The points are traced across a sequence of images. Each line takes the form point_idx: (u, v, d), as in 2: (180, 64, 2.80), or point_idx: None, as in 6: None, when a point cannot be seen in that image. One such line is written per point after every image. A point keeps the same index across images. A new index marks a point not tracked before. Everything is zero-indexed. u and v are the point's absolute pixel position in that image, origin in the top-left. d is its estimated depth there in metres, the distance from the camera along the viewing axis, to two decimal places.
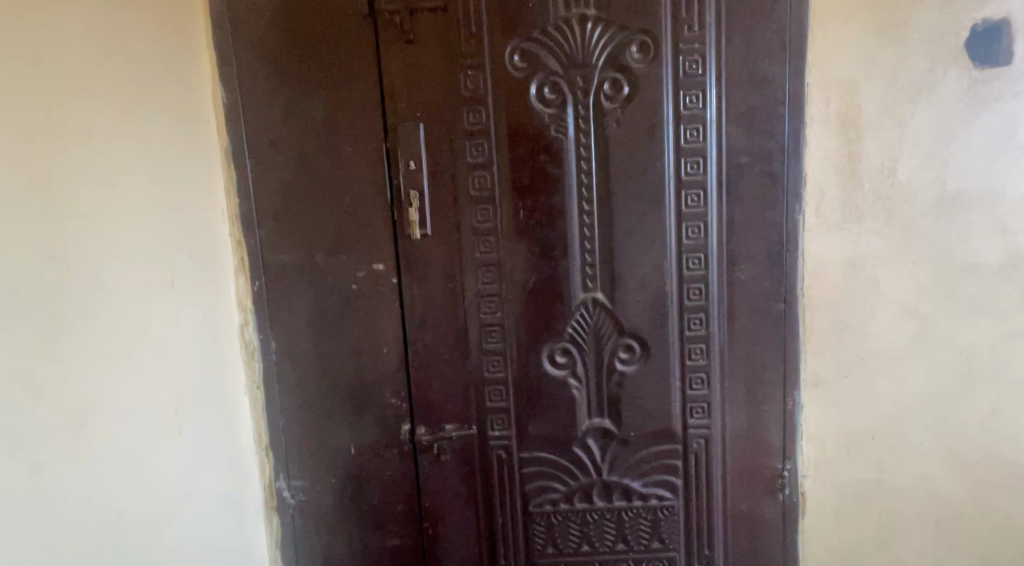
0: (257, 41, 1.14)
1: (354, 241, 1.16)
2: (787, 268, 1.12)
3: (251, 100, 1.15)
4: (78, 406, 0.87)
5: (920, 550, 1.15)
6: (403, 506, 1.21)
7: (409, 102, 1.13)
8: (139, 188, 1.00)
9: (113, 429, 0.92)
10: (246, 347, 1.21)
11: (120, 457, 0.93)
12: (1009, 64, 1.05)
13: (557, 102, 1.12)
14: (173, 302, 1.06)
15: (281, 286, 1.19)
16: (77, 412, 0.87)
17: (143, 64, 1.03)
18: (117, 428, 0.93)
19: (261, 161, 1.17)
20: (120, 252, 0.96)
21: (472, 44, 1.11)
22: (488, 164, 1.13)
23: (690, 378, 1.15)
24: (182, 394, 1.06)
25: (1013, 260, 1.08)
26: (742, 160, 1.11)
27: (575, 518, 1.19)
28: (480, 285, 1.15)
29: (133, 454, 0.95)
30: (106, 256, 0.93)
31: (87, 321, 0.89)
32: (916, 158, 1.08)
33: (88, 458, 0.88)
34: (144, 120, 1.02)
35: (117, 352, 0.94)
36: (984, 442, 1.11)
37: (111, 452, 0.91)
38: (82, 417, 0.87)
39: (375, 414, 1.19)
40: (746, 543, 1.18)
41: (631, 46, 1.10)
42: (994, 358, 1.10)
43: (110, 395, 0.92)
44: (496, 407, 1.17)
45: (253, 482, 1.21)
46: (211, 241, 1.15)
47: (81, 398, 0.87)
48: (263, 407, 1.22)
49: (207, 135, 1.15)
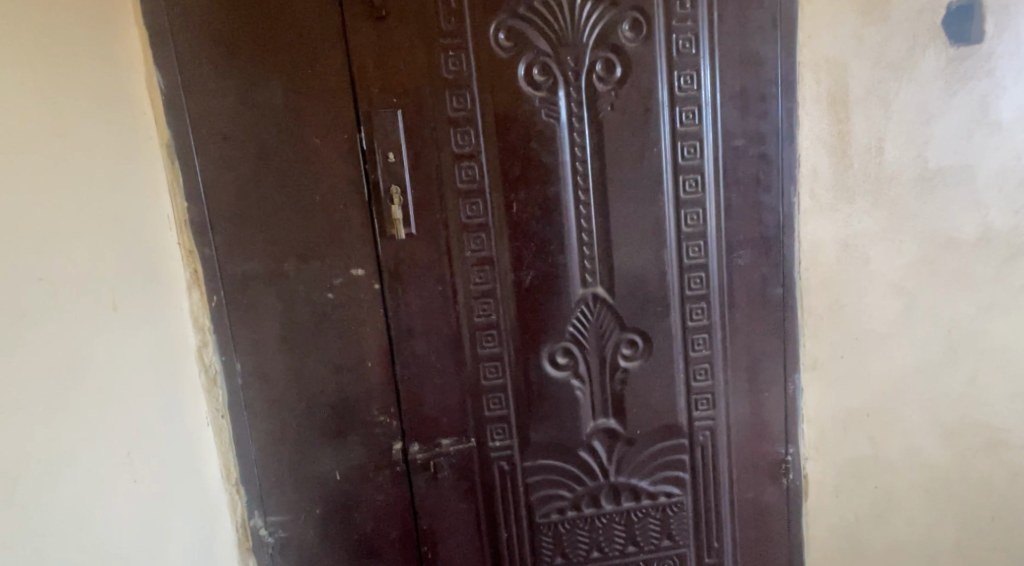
0: (198, 18, 0.99)
1: (327, 246, 1.04)
2: (785, 252, 1.10)
3: (196, 88, 1.00)
4: (10, 468, 0.69)
5: (912, 519, 1.18)
6: (398, 532, 1.12)
7: (384, 87, 1.01)
8: (67, 197, 0.83)
9: (56, 488, 0.76)
10: (207, 372, 1.07)
11: (71, 526, 0.77)
12: (981, 42, 1.07)
13: (548, 84, 1.04)
14: (116, 328, 0.90)
15: (244, 299, 1.05)
16: (9, 475, 0.69)
17: (58, 48, 0.84)
18: (60, 487, 0.76)
19: (211, 159, 1.02)
20: (44, 273, 0.78)
21: (452, 21, 1.01)
22: (475, 154, 1.04)
23: (693, 370, 1.11)
24: (135, 437, 0.91)
25: (987, 234, 1.11)
26: (737, 143, 1.07)
27: (583, 525, 1.15)
28: (471, 286, 1.07)
29: (81, 514, 0.79)
30: (30, 278, 0.75)
31: (10, 361, 0.71)
32: (900, 136, 1.09)
33: (30, 528, 0.71)
34: (66, 111, 0.85)
35: (58, 401, 0.78)
36: (965, 409, 1.15)
37: (53, 518, 0.74)
38: (14, 481, 0.70)
39: (361, 435, 1.09)
40: (753, 530, 1.17)
41: (623, 23, 1.04)
42: (972, 329, 1.13)
43: (49, 448, 0.75)
44: (496, 416, 1.10)
45: (226, 523, 1.08)
46: (159, 253, 1.00)
47: (13, 457, 0.70)
48: (231, 438, 1.09)
49: (142, 130, 0.99)
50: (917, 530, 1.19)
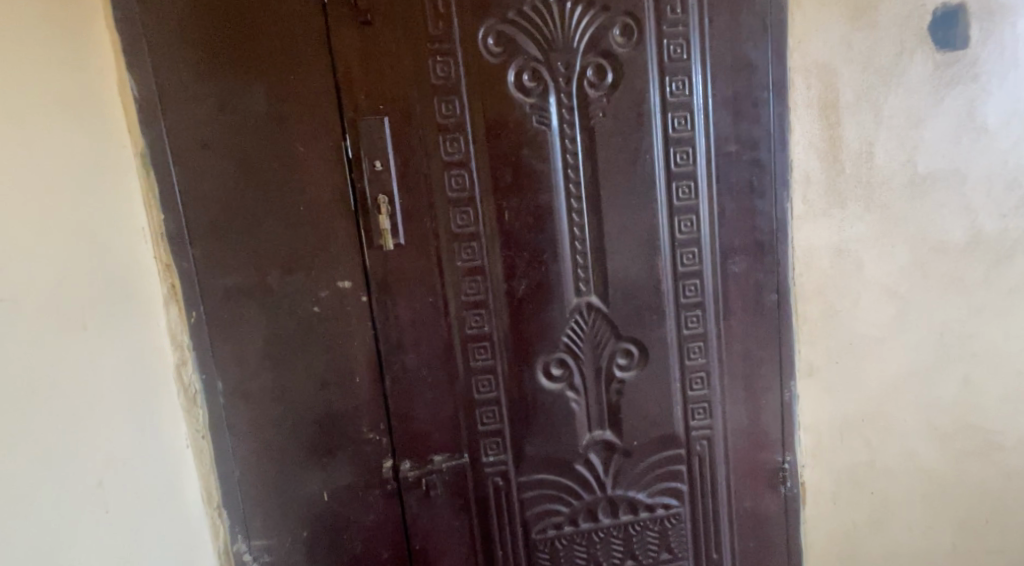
0: (174, 23, 0.94)
1: (312, 258, 1.01)
2: (779, 258, 1.09)
3: (172, 95, 0.96)
4: None
5: (908, 525, 1.18)
6: (390, 553, 1.08)
7: (370, 93, 0.98)
8: (31, 212, 0.78)
9: (23, 523, 0.71)
10: (186, 391, 1.02)
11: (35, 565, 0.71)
12: (966, 47, 1.06)
13: (538, 90, 1.02)
14: (87, 348, 0.85)
15: (225, 314, 1.01)
16: None
17: (21, 55, 0.79)
18: (27, 521, 0.71)
19: (189, 168, 0.98)
20: (8, 292, 0.73)
21: (440, 26, 0.98)
22: (465, 162, 1.01)
23: (689, 379, 1.10)
24: (108, 465, 0.86)
25: (977, 237, 1.11)
26: (730, 148, 1.06)
27: (581, 540, 1.12)
28: (463, 297, 1.04)
29: (48, 549, 0.73)
30: None
31: None
32: (890, 141, 1.08)
33: None
34: (33, 121, 0.80)
35: (23, 429, 0.73)
36: (958, 412, 1.15)
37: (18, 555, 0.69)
38: None
39: (349, 454, 1.05)
40: (752, 541, 1.15)
41: (614, 28, 1.02)
42: (963, 332, 1.13)
43: (14, 480, 0.70)
44: (490, 430, 1.07)
45: (208, 549, 1.03)
46: (133, 268, 0.95)
47: None
48: (212, 459, 1.04)
49: (115, 138, 0.95)
50: (914, 536, 1.18)
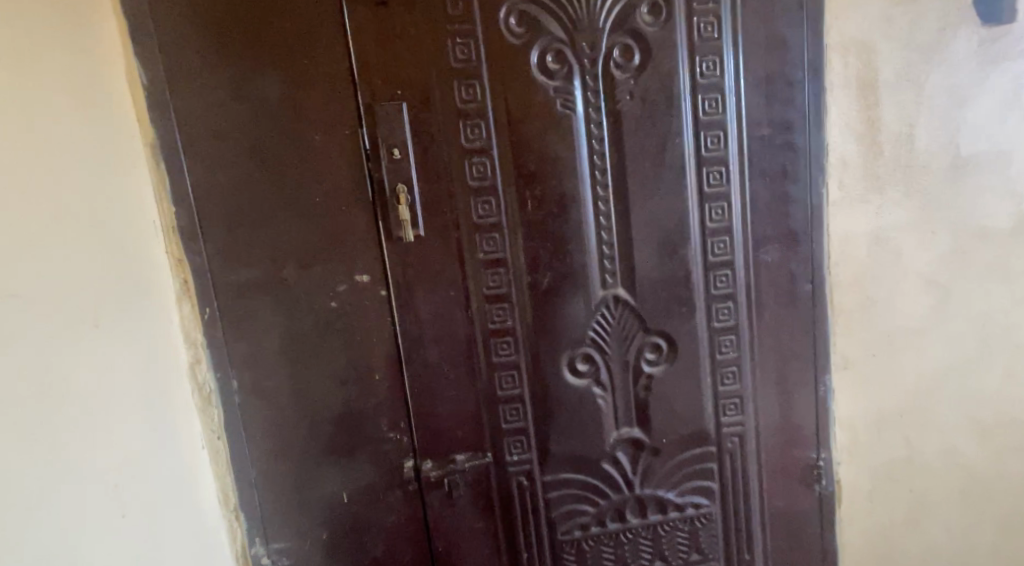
0: (181, 5, 0.90)
1: (329, 252, 0.97)
2: (815, 247, 1.04)
3: (181, 82, 0.91)
4: None
5: (947, 522, 1.13)
6: (412, 554, 1.05)
7: (387, 78, 0.94)
8: (40, 205, 0.74)
9: (38, 533, 0.67)
10: (200, 391, 0.99)
11: None
12: (1013, 22, 1.00)
13: (562, 73, 0.97)
14: (100, 348, 0.81)
15: (240, 310, 0.97)
16: None
17: (25, 41, 0.75)
18: (42, 532, 0.68)
19: (200, 158, 0.93)
20: (17, 292, 0.69)
21: (459, 6, 0.93)
22: (487, 149, 0.97)
23: (721, 373, 1.06)
24: (123, 468, 0.82)
25: (1023, 223, 1.06)
26: (763, 132, 1.01)
27: (608, 540, 1.09)
28: (486, 290, 1.00)
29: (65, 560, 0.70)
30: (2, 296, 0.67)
31: None
32: (932, 122, 1.02)
33: None
34: (40, 110, 0.76)
35: (37, 430, 0.69)
36: (1000, 406, 1.10)
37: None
38: None
39: (369, 453, 1.01)
40: (785, 541, 1.12)
41: (641, 6, 0.97)
42: (1007, 323, 1.08)
43: (29, 488, 0.67)
44: (513, 428, 1.03)
45: (225, 553, 1.00)
46: (145, 263, 0.92)
47: None
48: (228, 460, 1.01)
49: (123, 128, 0.91)
50: (952, 534, 1.14)
